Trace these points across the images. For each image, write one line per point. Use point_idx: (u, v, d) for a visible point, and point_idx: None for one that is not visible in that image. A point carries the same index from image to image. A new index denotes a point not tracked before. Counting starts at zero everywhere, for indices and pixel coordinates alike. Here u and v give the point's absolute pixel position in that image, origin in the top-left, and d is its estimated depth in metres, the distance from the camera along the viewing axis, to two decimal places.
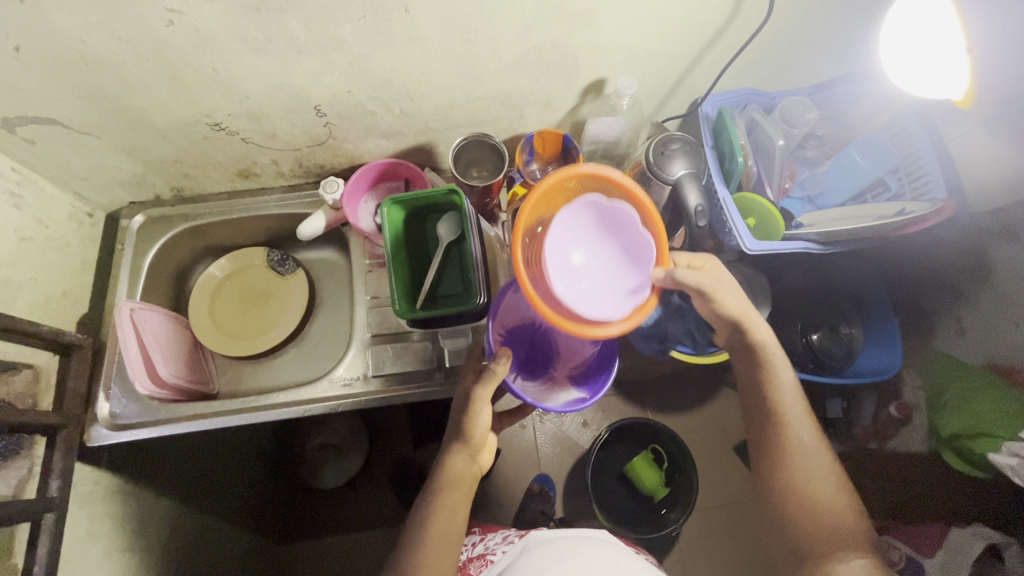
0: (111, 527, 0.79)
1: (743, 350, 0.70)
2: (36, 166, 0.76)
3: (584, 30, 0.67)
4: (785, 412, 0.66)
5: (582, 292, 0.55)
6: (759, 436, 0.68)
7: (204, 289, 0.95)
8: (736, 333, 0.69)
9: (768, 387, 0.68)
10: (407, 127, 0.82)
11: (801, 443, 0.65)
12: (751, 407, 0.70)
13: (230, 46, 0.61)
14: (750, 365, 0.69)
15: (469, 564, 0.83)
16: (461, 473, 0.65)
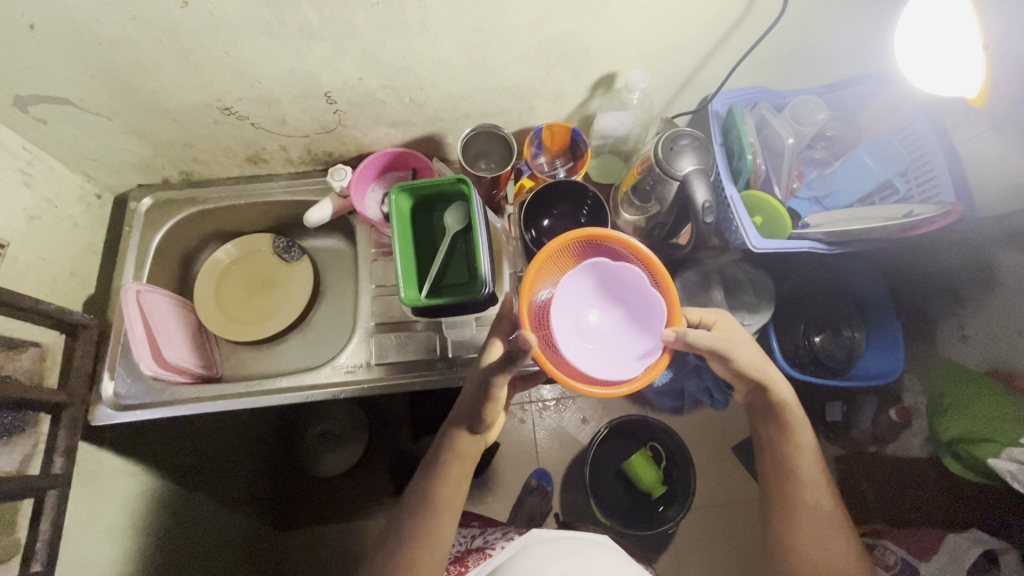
0: (113, 508, 0.79)
1: (765, 411, 0.69)
2: (47, 146, 0.76)
3: (597, 23, 0.67)
4: (804, 479, 0.67)
5: (599, 352, 0.59)
6: (775, 495, 0.69)
7: (210, 273, 0.95)
8: (760, 397, 0.68)
9: (790, 451, 0.68)
10: (416, 117, 0.82)
11: (820, 510, 0.67)
12: (768, 469, 0.71)
13: (244, 30, 0.61)
14: (773, 429, 0.69)
15: (468, 555, 0.84)
16: (467, 449, 0.66)
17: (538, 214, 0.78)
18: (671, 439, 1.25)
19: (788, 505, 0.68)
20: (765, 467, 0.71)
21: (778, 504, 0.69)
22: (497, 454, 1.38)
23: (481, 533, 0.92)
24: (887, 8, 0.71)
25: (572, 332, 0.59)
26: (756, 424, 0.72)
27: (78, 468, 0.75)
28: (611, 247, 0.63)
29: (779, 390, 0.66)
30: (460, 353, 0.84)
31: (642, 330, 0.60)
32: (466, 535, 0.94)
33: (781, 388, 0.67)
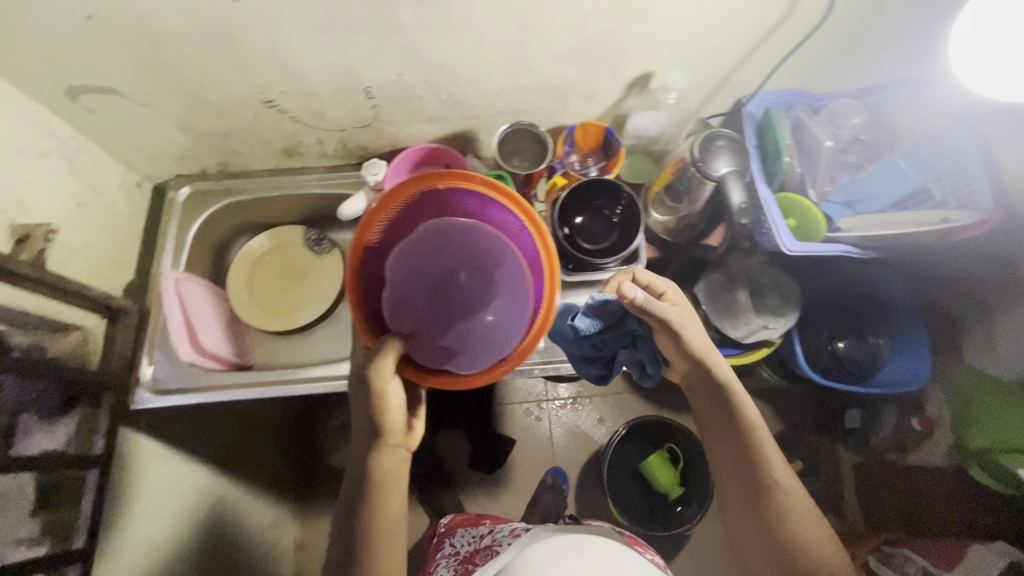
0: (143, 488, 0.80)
1: (708, 388, 0.66)
2: (91, 135, 0.78)
3: (637, 21, 0.67)
4: (761, 454, 0.62)
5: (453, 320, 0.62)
6: (732, 480, 0.64)
7: (243, 263, 0.96)
8: (703, 374, 0.65)
9: (739, 427, 0.64)
10: (452, 113, 0.83)
11: (782, 488, 0.61)
12: (718, 450, 0.65)
13: (291, 23, 0.62)
14: (717, 403, 0.65)
15: (476, 554, 0.85)
16: (387, 469, 0.58)
17: (571, 212, 0.78)
18: (688, 440, 1.26)
19: (748, 484, 0.62)
20: (714, 450, 0.66)
21: (738, 489, 0.64)
22: (513, 451, 1.39)
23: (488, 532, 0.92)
24: (929, 10, 0.70)
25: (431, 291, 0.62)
26: (698, 405, 0.68)
27: (118, 449, 0.78)
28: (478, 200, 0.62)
29: (722, 368, 0.64)
30: None
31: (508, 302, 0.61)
32: (475, 534, 0.93)
33: (720, 361, 0.64)
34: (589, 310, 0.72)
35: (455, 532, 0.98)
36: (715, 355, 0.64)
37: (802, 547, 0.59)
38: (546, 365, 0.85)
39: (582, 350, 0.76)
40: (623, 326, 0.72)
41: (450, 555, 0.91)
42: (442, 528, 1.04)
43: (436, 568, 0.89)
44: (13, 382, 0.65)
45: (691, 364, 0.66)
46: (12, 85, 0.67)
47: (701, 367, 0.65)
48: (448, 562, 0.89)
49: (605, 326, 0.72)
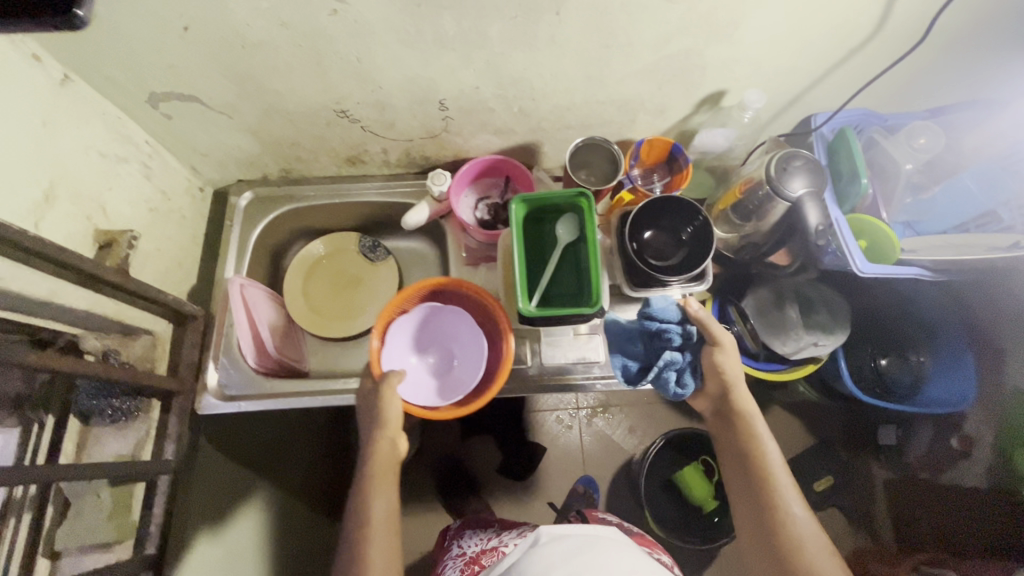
0: (197, 491, 0.81)
1: (728, 412, 0.74)
2: (164, 140, 0.78)
3: (723, 41, 0.67)
4: (771, 477, 0.68)
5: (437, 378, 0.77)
6: (746, 501, 0.69)
7: (299, 269, 0.97)
8: (724, 396, 0.74)
9: (752, 451, 0.70)
10: (520, 126, 0.83)
11: (790, 512, 0.66)
12: (737, 476, 0.72)
13: (381, 37, 0.62)
14: (735, 428, 0.73)
15: (481, 555, 0.81)
16: (383, 461, 0.71)
17: (640, 227, 0.77)
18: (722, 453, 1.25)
19: (760, 505, 0.68)
20: (732, 472, 0.73)
21: (750, 509, 0.69)
22: (543, 459, 1.38)
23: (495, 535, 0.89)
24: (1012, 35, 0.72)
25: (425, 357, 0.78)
26: (719, 431, 0.75)
27: (190, 452, 0.83)
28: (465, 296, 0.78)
29: (741, 393, 0.72)
30: (550, 361, 0.85)
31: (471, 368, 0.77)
32: (481, 537, 0.90)
33: (740, 387, 0.72)
34: (665, 309, 0.72)
35: (466, 535, 0.94)
36: (739, 380, 0.73)
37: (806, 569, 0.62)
38: (606, 380, 0.84)
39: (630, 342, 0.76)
40: (688, 334, 0.71)
41: (456, 556, 0.88)
42: (451, 531, 1.03)
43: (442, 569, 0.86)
44: (90, 385, 0.72)
45: (717, 385, 0.74)
46: (99, 92, 0.67)
47: (724, 389, 0.73)
48: (453, 562, 0.86)
49: (674, 330, 0.71)
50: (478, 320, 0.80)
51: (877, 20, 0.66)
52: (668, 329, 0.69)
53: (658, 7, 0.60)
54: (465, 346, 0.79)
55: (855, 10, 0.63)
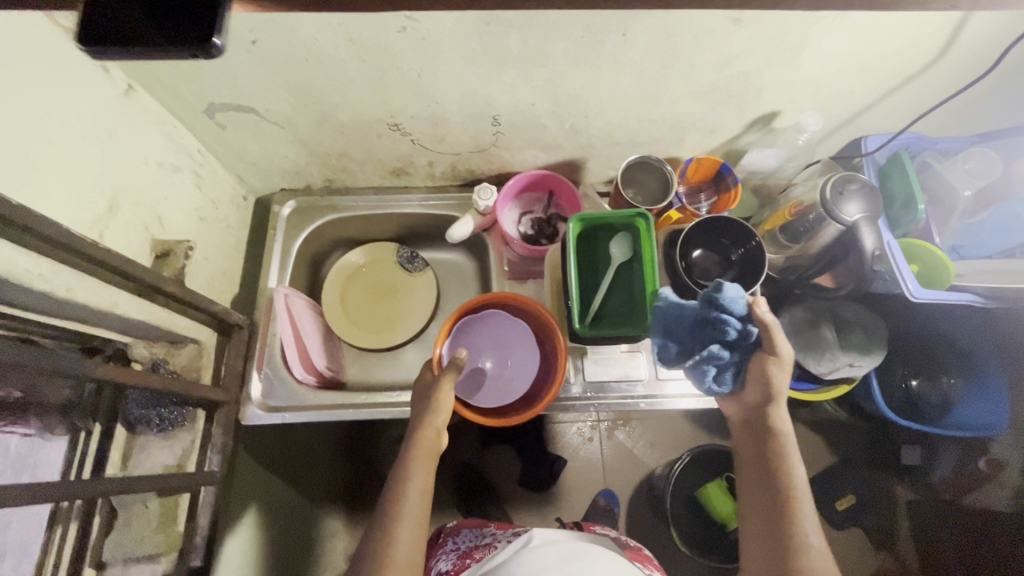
0: (233, 503, 0.81)
1: (758, 428, 0.64)
2: (216, 149, 0.79)
3: (784, 64, 0.67)
4: (794, 505, 0.60)
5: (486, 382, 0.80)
6: (762, 526, 0.61)
7: (337, 278, 0.96)
8: (758, 411, 0.64)
9: (777, 474, 0.62)
10: (569, 141, 0.83)
11: (812, 547, 0.58)
12: (754, 496, 0.63)
13: (445, 54, 0.62)
14: (761, 446, 0.64)
15: (472, 549, 0.79)
16: (426, 450, 0.68)
17: (690, 246, 0.77)
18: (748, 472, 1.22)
19: (779, 535, 0.60)
20: (748, 490, 0.65)
21: (766, 538, 0.61)
22: (563, 471, 1.36)
23: (493, 531, 0.84)
24: None
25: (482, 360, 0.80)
26: (742, 444, 0.67)
27: (231, 465, 0.82)
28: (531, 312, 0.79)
29: (780, 411, 0.63)
30: (593, 378, 0.84)
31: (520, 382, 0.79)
32: (479, 530, 0.86)
33: (781, 404, 0.63)
34: (733, 301, 0.60)
35: (460, 530, 0.88)
36: (785, 396, 0.63)
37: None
38: (648, 398, 0.84)
39: (673, 325, 0.64)
40: (746, 334, 0.61)
41: (448, 549, 0.83)
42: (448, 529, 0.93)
43: (433, 561, 0.82)
44: (139, 395, 0.72)
45: (756, 395, 0.64)
46: (158, 102, 0.67)
47: (761, 402, 0.63)
48: (445, 556, 0.81)
49: (735, 327, 0.60)
50: (539, 335, 0.80)
51: (941, 48, 0.65)
52: (730, 325, 0.60)
53: (725, 30, 0.60)
54: (516, 354, 0.81)
55: (921, 38, 0.63)
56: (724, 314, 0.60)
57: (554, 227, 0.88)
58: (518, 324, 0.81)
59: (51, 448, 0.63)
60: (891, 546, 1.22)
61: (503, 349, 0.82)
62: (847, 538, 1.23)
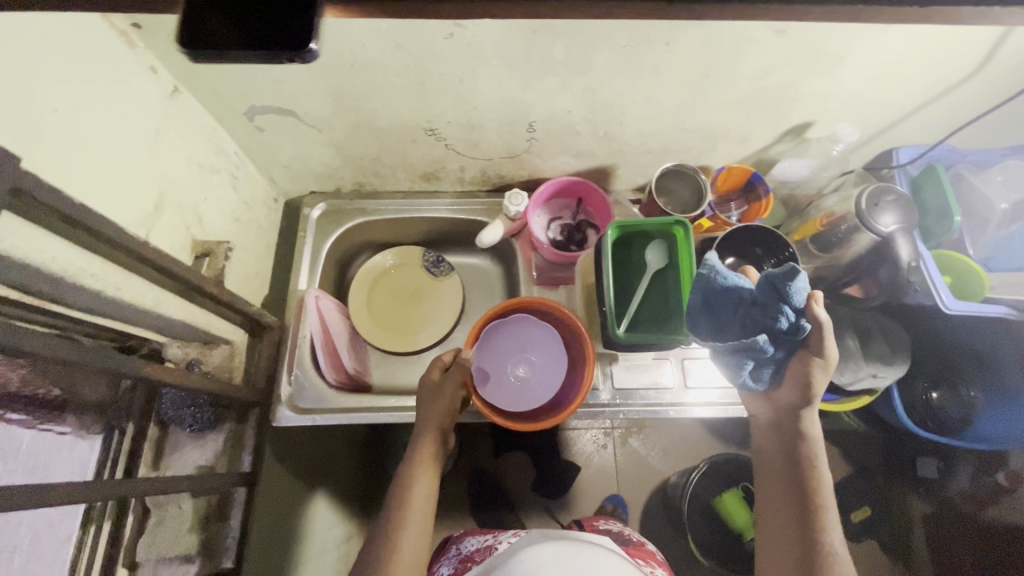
0: (259, 505, 0.81)
1: (788, 429, 0.63)
2: (251, 151, 0.79)
3: (823, 75, 0.67)
4: (820, 508, 0.59)
5: (511, 386, 0.79)
6: (784, 527, 0.59)
7: (363, 281, 0.96)
8: (790, 412, 0.63)
9: (805, 476, 0.60)
10: (601, 149, 0.83)
11: (834, 553, 0.56)
12: (777, 497, 0.62)
13: (489, 60, 0.63)
14: (789, 447, 0.62)
15: (474, 553, 0.76)
16: (429, 455, 0.71)
17: (722, 254, 0.77)
18: None
19: (801, 536, 0.58)
20: (769, 492, 0.63)
21: (788, 540, 0.58)
22: (577, 478, 1.35)
23: (494, 534, 0.81)
24: None
25: (508, 364, 0.80)
26: (767, 446, 0.65)
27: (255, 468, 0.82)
28: (559, 317, 0.79)
29: (813, 415, 0.62)
30: (622, 384, 0.84)
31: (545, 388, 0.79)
32: (475, 537, 0.83)
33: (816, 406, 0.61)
34: (797, 290, 0.55)
35: (463, 538, 0.86)
36: (821, 400, 0.61)
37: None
38: (676, 406, 0.83)
39: (717, 302, 0.60)
40: (796, 330, 0.56)
41: (452, 554, 0.81)
42: (452, 537, 0.91)
43: (437, 568, 0.80)
44: (173, 395, 0.73)
45: (790, 396, 0.62)
46: (200, 104, 0.68)
47: (795, 403, 0.62)
48: (448, 561, 0.80)
49: (787, 319, 0.55)
50: (567, 342, 0.80)
51: (979, 63, 0.65)
52: (783, 316, 0.55)
53: (769, 42, 0.60)
54: (543, 359, 0.81)
55: (964, 53, 0.63)
56: (780, 301, 0.55)
57: (583, 234, 0.88)
58: (546, 330, 0.81)
59: (87, 449, 0.63)
60: (907, 560, 1.21)
61: (529, 354, 0.81)
62: (863, 551, 1.22)
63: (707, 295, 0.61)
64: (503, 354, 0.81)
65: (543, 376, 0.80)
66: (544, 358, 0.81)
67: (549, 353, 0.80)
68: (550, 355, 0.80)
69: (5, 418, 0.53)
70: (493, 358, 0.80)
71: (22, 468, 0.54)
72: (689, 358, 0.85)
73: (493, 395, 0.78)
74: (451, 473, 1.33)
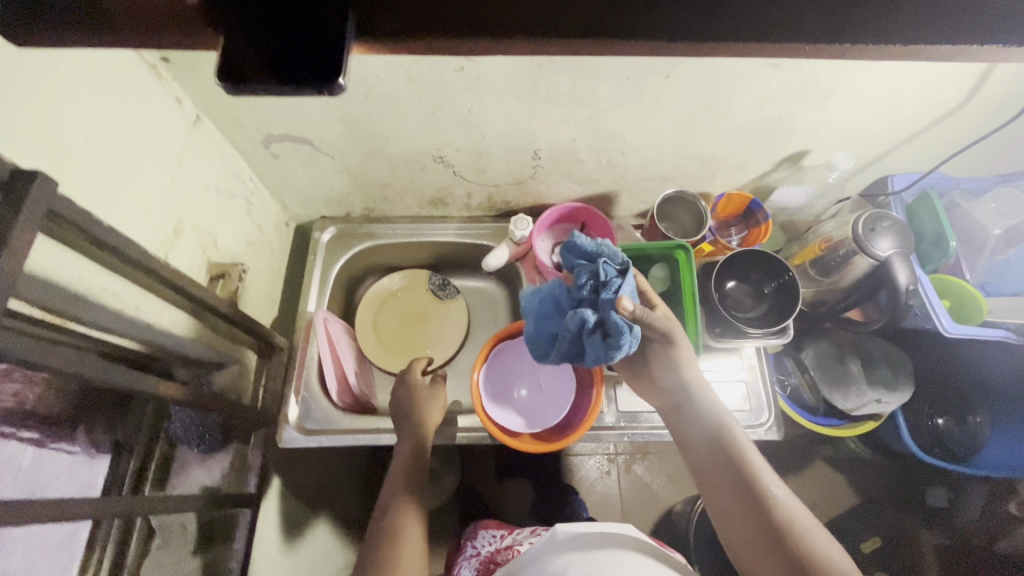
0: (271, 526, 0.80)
1: (689, 405, 0.65)
2: (266, 178, 0.82)
3: (817, 106, 0.70)
4: (746, 462, 0.59)
5: (518, 409, 0.78)
6: (725, 496, 0.58)
7: (370, 304, 0.98)
8: (683, 389, 0.65)
9: (720, 438, 0.61)
10: (604, 176, 0.86)
11: (776, 497, 0.56)
12: (707, 470, 0.61)
13: (497, 91, 0.66)
14: (701, 419, 0.64)
15: (496, 554, 0.76)
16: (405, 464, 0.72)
17: (723, 279, 0.79)
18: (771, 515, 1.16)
19: (743, 494, 0.57)
20: (700, 470, 0.62)
21: (735, 508, 0.57)
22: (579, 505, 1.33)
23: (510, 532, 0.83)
24: None
25: (512, 387, 0.80)
26: (681, 429, 0.66)
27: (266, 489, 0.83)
28: None
29: (698, 381, 0.65)
30: (625, 407, 0.85)
31: (553, 409, 0.78)
32: (493, 536, 0.84)
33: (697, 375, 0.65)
34: (574, 254, 0.63)
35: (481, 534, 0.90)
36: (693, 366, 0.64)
37: (810, 559, 0.51)
38: None
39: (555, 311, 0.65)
40: (592, 272, 0.59)
41: (469, 556, 0.82)
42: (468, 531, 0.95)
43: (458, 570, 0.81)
44: (183, 414, 0.73)
45: (674, 378, 0.66)
46: (220, 132, 0.71)
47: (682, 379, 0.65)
48: (468, 563, 0.81)
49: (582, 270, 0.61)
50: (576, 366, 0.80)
51: (966, 96, 0.68)
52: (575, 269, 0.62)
53: (765, 74, 0.63)
54: (552, 381, 0.80)
55: (952, 87, 0.66)
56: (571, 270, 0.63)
57: None
58: None
59: (96, 469, 0.64)
60: None
61: (534, 377, 0.81)
62: None
63: (537, 319, 0.66)
64: (508, 376, 0.80)
65: (550, 398, 0.79)
66: (550, 380, 0.80)
67: (556, 376, 0.80)
68: (557, 377, 0.80)
69: (16, 436, 0.53)
70: (498, 381, 0.79)
71: (25, 487, 0.54)
72: None
73: (502, 418, 0.76)
74: (452, 498, 1.32)
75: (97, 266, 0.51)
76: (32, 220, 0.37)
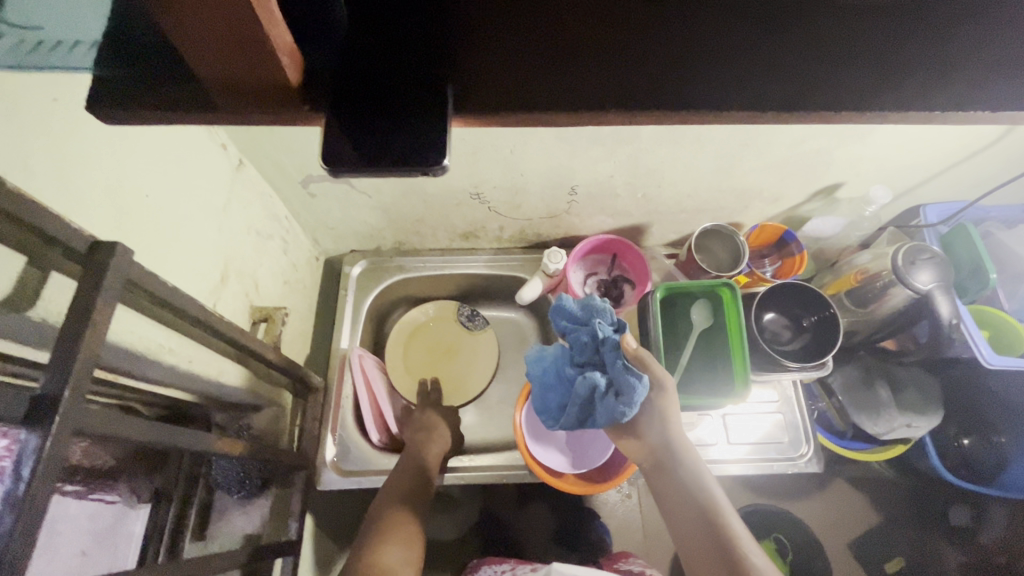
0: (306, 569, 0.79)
1: (668, 464, 0.63)
2: (302, 216, 0.82)
3: (856, 143, 0.70)
4: (725, 526, 0.57)
5: (561, 447, 0.77)
6: (703, 562, 0.56)
7: (399, 336, 0.97)
8: (662, 445, 0.64)
9: (700, 500, 0.59)
10: (638, 209, 0.86)
11: (756, 564, 0.53)
12: (685, 533, 0.59)
13: (541, 133, 0.66)
14: (681, 479, 0.62)
15: None
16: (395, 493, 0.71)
17: (762, 310, 0.80)
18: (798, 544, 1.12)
19: (719, 559, 0.55)
20: (679, 532, 0.59)
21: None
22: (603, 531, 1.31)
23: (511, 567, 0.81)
24: None
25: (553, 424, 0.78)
26: (659, 487, 0.64)
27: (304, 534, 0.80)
28: None
29: (678, 435, 0.64)
30: None
31: (597, 448, 0.76)
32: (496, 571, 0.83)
33: (679, 431, 0.64)
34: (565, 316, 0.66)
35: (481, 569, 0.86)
36: (676, 418, 0.64)
37: None
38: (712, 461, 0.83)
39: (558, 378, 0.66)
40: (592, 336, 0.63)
41: None
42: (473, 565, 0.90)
43: None
44: (224, 462, 0.73)
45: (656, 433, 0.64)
46: (261, 175, 0.71)
47: (664, 435, 0.64)
48: None
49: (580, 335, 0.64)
50: None
51: (1002, 133, 0.69)
52: (572, 334, 0.65)
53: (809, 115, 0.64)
54: None
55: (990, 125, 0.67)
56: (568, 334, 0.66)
57: (621, 290, 0.87)
58: None
59: (137, 521, 0.63)
60: None
61: None
62: None
63: (540, 385, 0.66)
64: None
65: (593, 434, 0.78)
66: None
67: None
68: None
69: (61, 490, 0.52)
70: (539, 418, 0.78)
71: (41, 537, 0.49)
72: (730, 414, 0.86)
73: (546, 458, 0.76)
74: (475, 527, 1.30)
75: (157, 322, 0.51)
76: (113, 291, 0.36)
